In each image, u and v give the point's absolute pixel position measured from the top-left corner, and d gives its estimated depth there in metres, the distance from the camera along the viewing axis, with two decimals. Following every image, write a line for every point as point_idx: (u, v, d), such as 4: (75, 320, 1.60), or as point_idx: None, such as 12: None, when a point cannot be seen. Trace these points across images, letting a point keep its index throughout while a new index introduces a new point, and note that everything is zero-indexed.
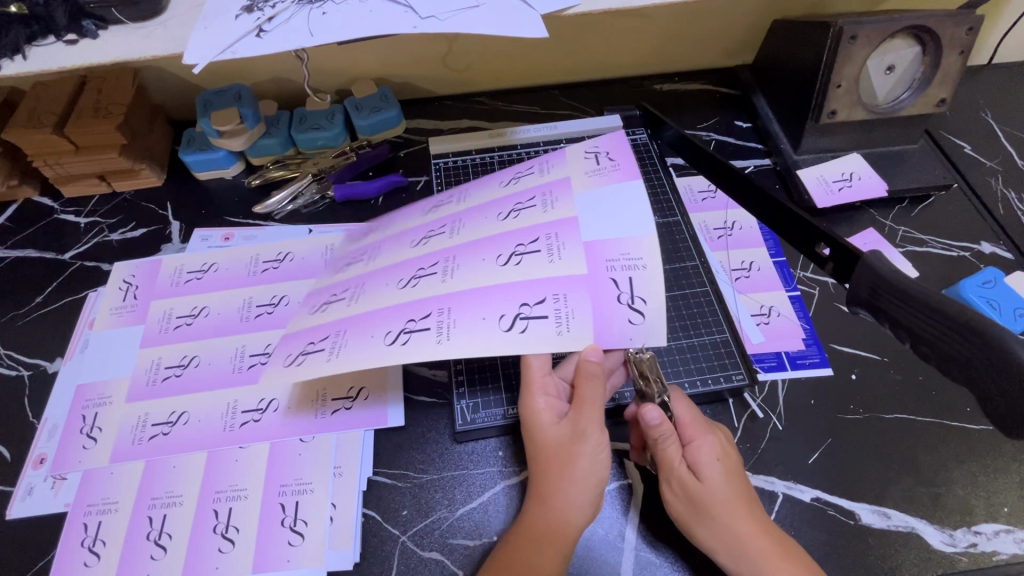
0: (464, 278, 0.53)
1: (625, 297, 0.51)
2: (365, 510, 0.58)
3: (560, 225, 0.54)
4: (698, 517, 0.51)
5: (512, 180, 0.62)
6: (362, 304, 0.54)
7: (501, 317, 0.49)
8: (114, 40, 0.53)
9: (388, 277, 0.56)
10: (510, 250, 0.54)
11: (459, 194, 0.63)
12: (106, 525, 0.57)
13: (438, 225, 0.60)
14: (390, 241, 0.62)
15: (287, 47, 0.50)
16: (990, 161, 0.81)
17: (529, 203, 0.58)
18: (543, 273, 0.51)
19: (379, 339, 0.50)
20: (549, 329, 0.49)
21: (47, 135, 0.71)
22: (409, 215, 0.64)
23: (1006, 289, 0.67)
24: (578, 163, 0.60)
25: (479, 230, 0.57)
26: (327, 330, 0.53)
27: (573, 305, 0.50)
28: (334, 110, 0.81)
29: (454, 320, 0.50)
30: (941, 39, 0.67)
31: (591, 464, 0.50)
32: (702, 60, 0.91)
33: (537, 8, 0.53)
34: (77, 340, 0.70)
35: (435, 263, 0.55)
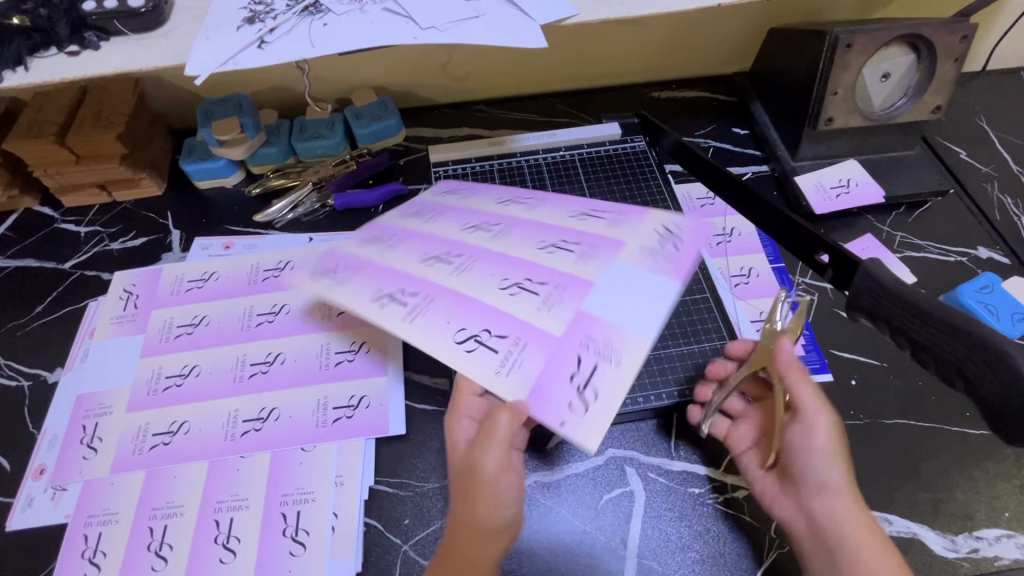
0: (463, 282, 0.54)
1: (579, 379, 0.49)
2: (367, 519, 0.58)
3: (570, 280, 0.53)
4: (817, 448, 0.51)
5: (575, 218, 0.60)
6: (390, 257, 0.58)
7: (462, 328, 0.51)
8: (116, 51, 0.53)
9: (422, 247, 0.59)
10: (517, 279, 0.54)
11: (531, 206, 0.63)
12: (106, 536, 0.57)
13: (496, 221, 0.61)
14: (450, 212, 0.64)
15: (289, 58, 0.50)
16: (986, 166, 0.81)
17: (579, 250, 0.55)
18: (528, 324, 0.51)
19: (372, 292, 0.54)
20: (490, 365, 0.49)
21: (48, 146, 0.72)
22: (499, 197, 0.66)
23: (1003, 296, 0.66)
24: (619, 229, 0.57)
25: (514, 242, 0.58)
26: (352, 264, 0.58)
27: (526, 356, 0.50)
28: (334, 119, 0.82)
29: (428, 310, 0.52)
30: (936, 47, 0.67)
31: (495, 498, 0.47)
32: (700, 67, 0.92)
33: (536, 19, 0.53)
34: (78, 349, 0.70)
35: (461, 254, 0.57)
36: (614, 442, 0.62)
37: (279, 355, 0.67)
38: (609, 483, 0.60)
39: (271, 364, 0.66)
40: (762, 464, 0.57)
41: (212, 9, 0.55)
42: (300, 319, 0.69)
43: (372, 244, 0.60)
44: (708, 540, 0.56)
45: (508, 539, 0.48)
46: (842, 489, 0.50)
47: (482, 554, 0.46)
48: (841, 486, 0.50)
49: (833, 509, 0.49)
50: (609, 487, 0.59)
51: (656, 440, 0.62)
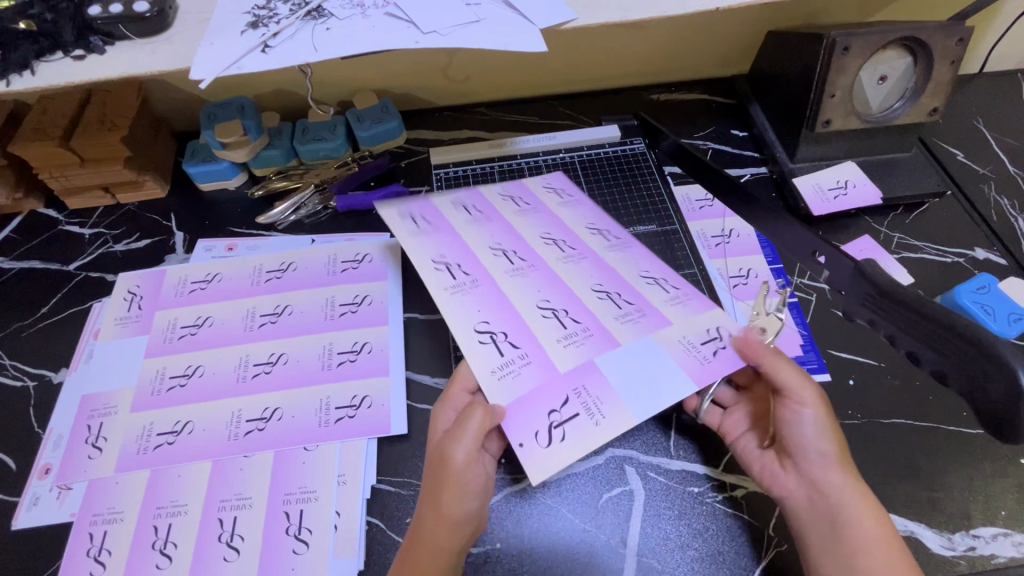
0: (509, 283, 0.63)
1: (558, 416, 0.54)
2: (369, 518, 0.58)
3: (599, 334, 0.59)
4: (810, 420, 0.54)
5: (645, 276, 0.65)
6: (471, 231, 0.68)
7: (488, 321, 0.59)
8: (122, 56, 0.54)
9: (499, 235, 0.68)
10: (557, 307, 0.61)
11: (614, 244, 0.68)
12: (112, 535, 0.57)
13: (572, 246, 0.67)
14: (541, 214, 0.71)
15: (293, 62, 0.51)
16: (983, 168, 0.82)
17: (628, 313, 0.61)
18: (544, 351, 0.58)
19: (435, 253, 0.64)
20: (492, 361, 0.57)
21: (53, 148, 0.72)
22: (586, 214, 0.72)
23: (1000, 296, 0.67)
24: (672, 309, 0.61)
25: (575, 273, 0.64)
26: (439, 221, 0.68)
27: (525, 372, 0.56)
28: (336, 122, 0.83)
29: (469, 293, 0.61)
30: (932, 50, 0.68)
31: (462, 489, 0.50)
32: (699, 70, 0.92)
33: (537, 23, 0.54)
34: (82, 350, 0.70)
35: (526, 260, 0.65)
36: (614, 441, 0.62)
37: (282, 356, 0.67)
38: (609, 482, 0.60)
39: (274, 364, 0.66)
40: (761, 445, 0.58)
41: (216, 14, 0.56)
42: (303, 319, 0.70)
43: (465, 220, 0.69)
44: (708, 538, 0.57)
45: (471, 532, 0.52)
46: (836, 458, 0.53)
47: (447, 543, 0.49)
48: (833, 455, 0.53)
49: (829, 476, 0.52)
50: (609, 486, 0.60)
51: (655, 439, 0.62)
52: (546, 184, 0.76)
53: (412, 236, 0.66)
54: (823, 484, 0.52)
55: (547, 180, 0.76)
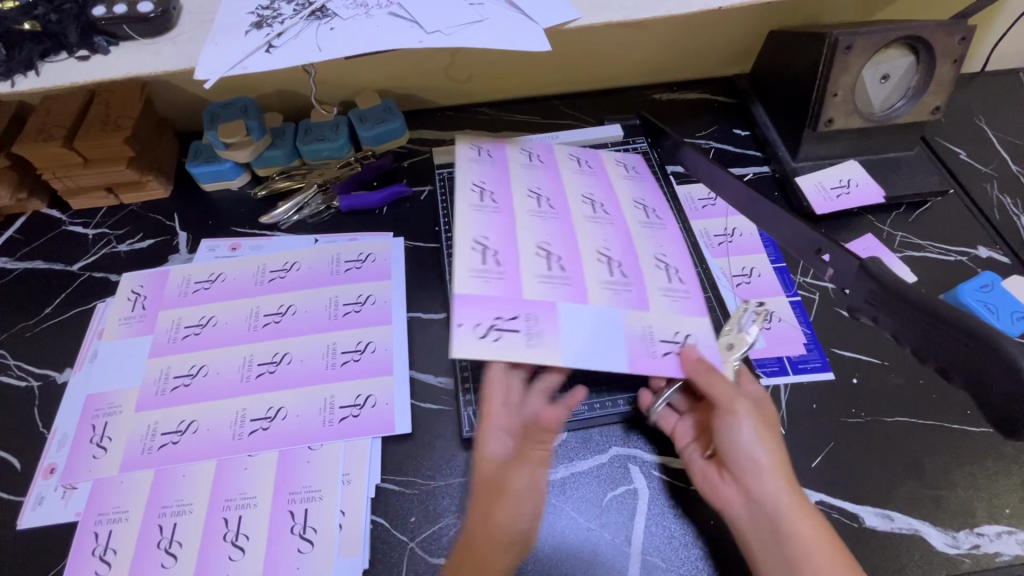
0: (530, 221, 0.65)
1: (501, 322, 0.56)
2: (374, 517, 0.58)
3: (578, 287, 0.60)
4: (746, 428, 0.53)
5: (658, 261, 0.66)
6: (522, 174, 0.70)
7: (488, 239, 0.62)
8: (126, 56, 0.54)
9: (547, 184, 0.70)
10: (552, 254, 0.63)
11: (649, 224, 0.69)
12: (117, 534, 0.57)
13: (605, 213, 0.69)
14: (594, 177, 0.73)
15: (297, 62, 0.51)
16: (986, 166, 0.82)
17: (618, 284, 0.62)
18: (521, 278, 0.59)
19: (478, 178, 0.67)
20: (474, 262, 0.59)
21: (57, 149, 0.73)
22: (641, 194, 0.73)
23: (1004, 294, 0.67)
24: (661, 302, 0.62)
25: (592, 232, 0.66)
26: (501, 156, 0.71)
27: (500, 282, 0.58)
28: (339, 121, 0.83)
29: (489, 212, 0.64)
30: (935, 49, 0.68)
31: (514, 511, 0.51)
32: (701, 70, 0.92)
33: (539, 23, 0.54)
34: (86, 349, 0.70)
35: (556, 208, 0.67)
36: (616, 439, 0.63)
37: (286, 355, 0.67)
38: (613, 480, 0.60)
39: (278, 363, 0.67)
40: (705, 455, 0.57)
41: (220, 14, 0.56)
42: (306, 319, 0.70)
43: (523, 162, 0.71)
44: (712, 536, 0.57)
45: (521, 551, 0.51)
46: (772, 467, 0.52)
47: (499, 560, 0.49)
48: (769, 466, 0.52)
49: (767, 489, 0.51)
50: (613, 484, 0.60)
51: (657, 438, 0.63)
52: (621, 159, 0.77)
53: (468, 160, 0.69)
54: (759, 496, 0.51)
55: (622, 156, 0.78)
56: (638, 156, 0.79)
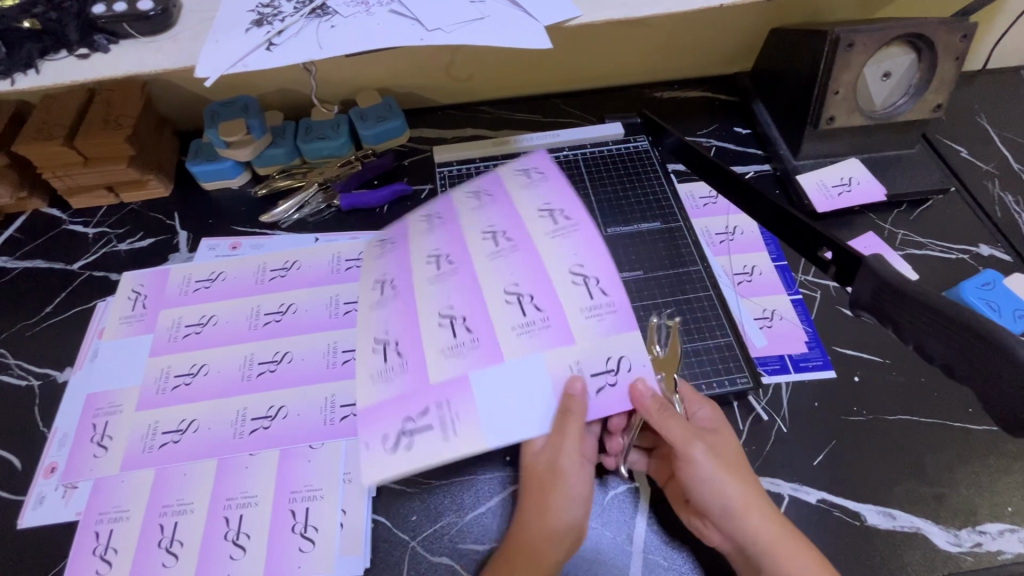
0: (430, 291, 0.57)
1: (411, 424, 0.51)
2: (375, 516, 0.58)
3: (489, 345, 0.54)
4: (706, 472, 0.50)
5: (575, 274, 0.56)
6: (419, 235, 0.62)
7: (383, 334, 0.56)
8: (126, 54, 0.54)
9: (443, 239, 0.60)
10: (457, 316, 0.55)
11: (558, 230, 0.59)
12: (118, 533, 0.57)
13: (513, 243, 0.59)
14: (499, 203, 0.62)
15: (298, 60, 0.51)
16: (987, 164, 0.82)
17: (533, 323, 0.54)
18: (426, 361, 0.54)
19: (373, 268, 0.61)
20: (375, 363, 0.54)
21: (57, 148, 0.72)
22: (550, 196, 0.62)
23: (1006, 292, 0.67)
24: (584, 327, 0.54)
25: (496, 271, 0.57)
26: (390, 228, 0.64)
27: (400, 377, 0.53)
28: (339, 120, 0.83)
29: (382, 304, 0.58)
30: (936, 46, 0.68)
31: (566, 496, 0.51)
32: (702, 68, 0.92)
33: (540, 20, 0.54)
34: (87, 348, 0.70)
35: (455, 261, 0.59)
36: None
37: (287, 354, 0.67)
38: (615, 479, 0.60)
39: (278, 362, 0.67)
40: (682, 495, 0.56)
41: (221, 12, 0.56)
42: (307, 318, 0.70)
43: (420, 223, 0.63)
44: None
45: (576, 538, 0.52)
46: (740, 506, 0.49)
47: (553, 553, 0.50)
48: (739, 508, 0.49)
49: (747, 531, 0.49)
50: (614, 483, 0.60)
51: None
52: (520, 165, 0.66)
53: (375, 250, 0.63)
54: (742, 539, 0.49)
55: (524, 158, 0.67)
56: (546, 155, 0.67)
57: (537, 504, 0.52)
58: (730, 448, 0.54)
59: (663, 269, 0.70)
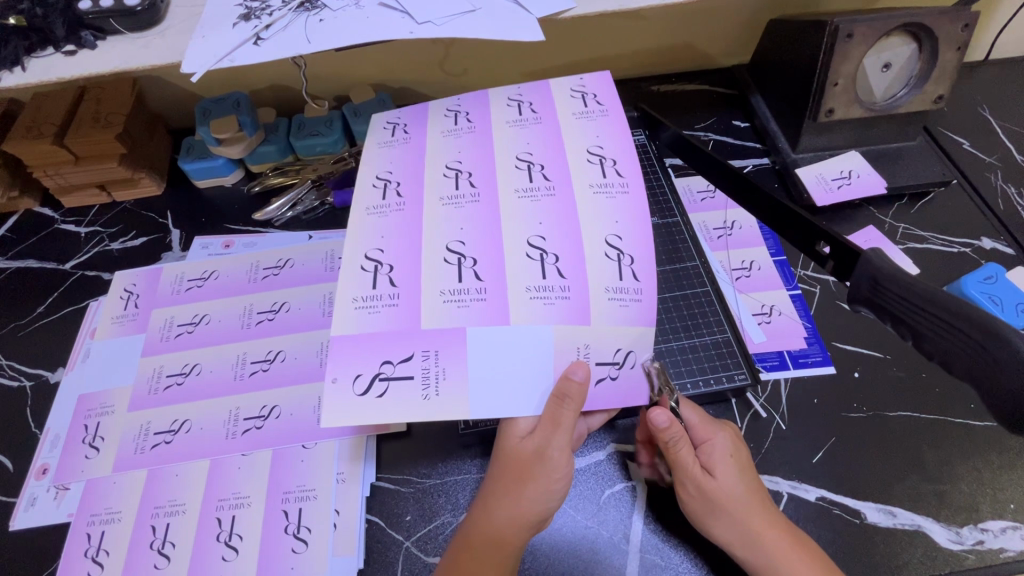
0: (443, 217, 0.51)
1: (390, 368, 0.45)
2: (368, 516, 0.58)
3: (497, 302, 0.47)
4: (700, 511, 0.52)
5: (610, 246, 0.49)
6: (443, 143, 0.55)
7: (378, 251, 0.49)
8: (113, 50, 0.53)
9: (471, 153, 0.54)
10: (465, 254, 0.49)
11: (606, 184, 0.51)
12: (109, 535, 0.57)
13: (548, 186, 0.51)
14: (541, 128, 0.55)
15: (285, 54, 0.50)
16: (989, 156, 0.81)
17: (551, 289, 0.47)
18: (422, 300, 0.47)
19: (383, 167, 0.54)
20: (363, 286, 0.48)
21: (47, 146, 0.72)
22: (602, 138, 0.54)
23: (1008, 286, 0.66)
24: (605, 310, 0.47)
25: (523, 214, 0.50)
26: (413, 127, 0.56)
27: (387, 311, 0.47)
28: (332, 116, 0.81)
29: (388, 212, 0.51)
30: (937, 36, 0.67)
31: (546, 488, 0.50)
32: (699, 61, 0.91)
33: (532, 11, 0.53)
34: (78, 349, 0.70)
35: (479, 188, 0.52)
36: (611, 437, 0.62)
37: (279, 353, 0.66)
38: (611, 478, 0.59)
39: (272, 362, 0.66)
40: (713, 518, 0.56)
41: (209, 6, 0.55)
42: (300, 316, 0.69)
43: (445, 127, 0.56)
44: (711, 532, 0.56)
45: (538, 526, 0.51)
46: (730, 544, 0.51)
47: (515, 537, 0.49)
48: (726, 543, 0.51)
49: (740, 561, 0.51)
50: (611, 482, 0.59)
51: None
52: (577, 87, 0.58)
53: (375, 142, 0.56)
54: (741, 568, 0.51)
55: (584, 80, 0.58)
56: (608, 77, 0.58)
57: (513, 495, 0.49)
58: (723, 489, 0.51)
59: (661, 265, 0.69)
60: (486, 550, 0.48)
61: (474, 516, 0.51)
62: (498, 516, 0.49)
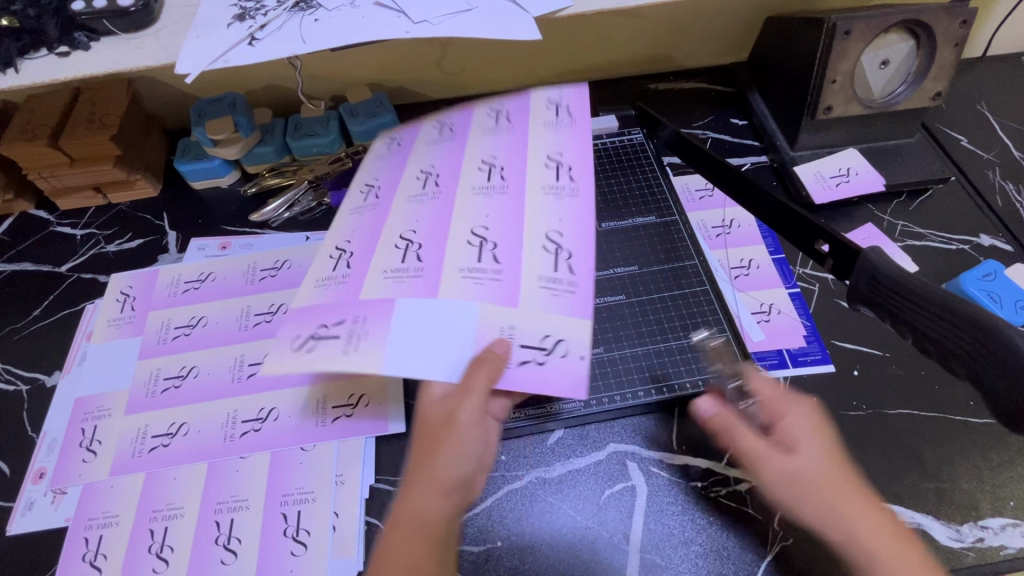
0: (399, 207, 0.51)
1: (323, 330, 0.45)
2: (368, 518, 0.57)
3: (432, 278, 0.48)
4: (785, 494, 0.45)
5: (549, 240, 0.49)
6: (415, 136, 0.55)
7: (340, 239, 0.50)
8: (107, 51, 0.53)
9: (439, 149, 0.54)
10: (413, 241, 0.49)
11: (558, 187, 0.51)
12: (107, 539, 0.57)
13: (502, 182, 0.52)
14: (508, 126, 0.54)
15: (280, 54, 0.50)
16: (987, 153, 0.81)
17: (483, 271, 0.48)
18: (367, 277, 0.48)
19: (356, 158, 0.54)
20: (322, 266, 0.49)
21: (42, 148, 0.71)
22: (564, 142, 0.53)
23: (1007, 283, 0.66)
24: (535, 296, 0.48)
25: (472, 207, 0.51)
26: (393, 120, 0.57)
27: (336, 288, 0.47)
28: (328, 116, 0.81)
29: (355, 202, 0.52)
30: (936, 33, 0.67)
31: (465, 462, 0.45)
32: (697, 59, 0.91)
33: (529, 10, 0.53)
34: (75, 352, 0.69)
35: (439, 182, 0.52)
36: (612, 437, 0.61)
37: None
38: (611, 478, 0.59)
39: None
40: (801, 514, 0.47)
41: (203, 6, 0.55)
42: None
43: (422, 120, 0.56)
44: (711, 533, 0.56)
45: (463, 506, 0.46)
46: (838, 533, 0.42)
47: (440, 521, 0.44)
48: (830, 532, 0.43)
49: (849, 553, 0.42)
50: (611, 482, 0.59)
51: (656, 435, 0.61)
52: (550, 89, 0.56)
53: None
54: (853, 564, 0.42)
55: (557, 83, 0.56)
56: (584, 81, 0.56)
57: (425, 470, 0.44)
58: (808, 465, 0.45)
59: (659, 265, 0.69)
60: (411, 535, 0.43)
61: (393, 507, 0.45)
62: (414, 494, 0.44)
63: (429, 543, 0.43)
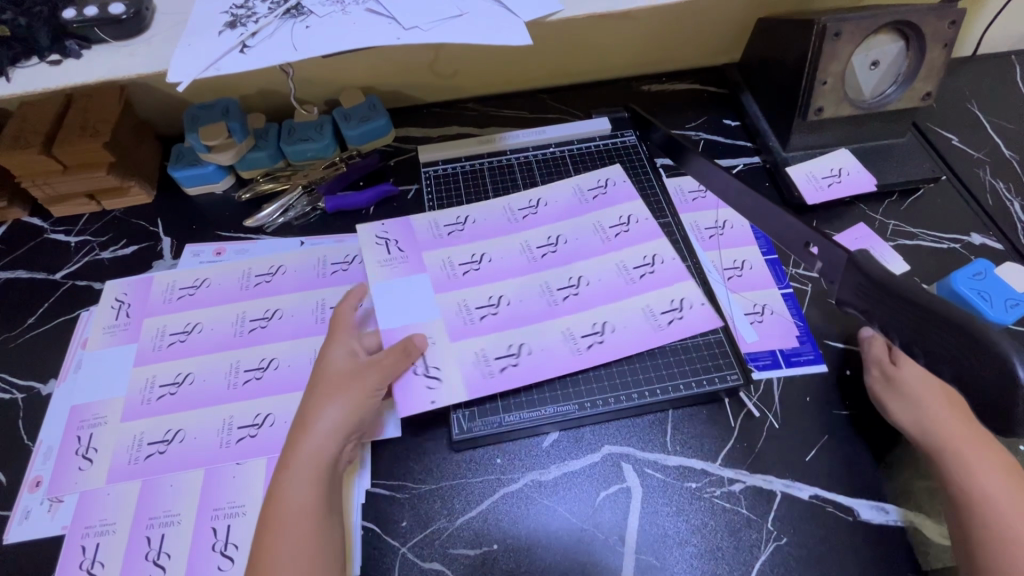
0: (504, 253, 0.69)
1: (393, 241, 0.70)
2: (365, 523, 0.57)
3: (454, 283, 0.67)
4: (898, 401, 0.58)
5: (520, 350, 0.62)
6: (569, 231, 0.71)
7: (467, 219, 0.73)
8: (97, 59, 0.53)
9: (567, 265, 0.68)
10: (471, 268, 0.68)
11: (574, 340, 0.63)
12: (104, 546, 0.57)
13: (557, 296, 0.66)
14: (613, 275, 0.67)
15: (271, 63, 0.50)
16: (977, 152, 0.81)
17: (471, 312, 0.65)
18: (446, 245, 0.70)
19: (539, 207, 0.74)
20: (452, 216, 0.73)
21: (34, 156, 0.71)
22: (621, 331, 0.64)
23: (998, 282, 0.66)
24: (461, 362, 0.61)
25: (523, 286, 0.67)
26: (601, 203, 0.73)
27: (426, 230, 0.71)
28: (322, 121, 0.81)
29: (508, 220, 0.73)
30: (925, 34, 0.67)
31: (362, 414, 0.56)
32: (690, 60, 0.91)
33: (520, 15, 0.53)
34: (70, 360, 0.69)
35: (539, 259, 0.69)
36: (608, 439, 0.62)
37: (272, 361, 0.66)
38: (607, 480, 0.60)
39: (265, 370, 0.66)
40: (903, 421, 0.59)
41: (194, 14, 0.55)
42: (293, 323, 0.69)
43: (613, 223, 0.72)
44: (706, 533, 0.56)
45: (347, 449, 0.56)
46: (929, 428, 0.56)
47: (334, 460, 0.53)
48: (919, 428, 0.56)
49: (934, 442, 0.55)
50: (606, 484, 0.59)
51: (651, 436, 0.62)
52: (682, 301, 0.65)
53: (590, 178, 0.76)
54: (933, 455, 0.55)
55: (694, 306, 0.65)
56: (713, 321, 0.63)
57: (319, 420, 0.54)
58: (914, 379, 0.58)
59: None
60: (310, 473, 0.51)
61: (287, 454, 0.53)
62: (310, 443, 0.53)
63: (320, 483, 0.51)
